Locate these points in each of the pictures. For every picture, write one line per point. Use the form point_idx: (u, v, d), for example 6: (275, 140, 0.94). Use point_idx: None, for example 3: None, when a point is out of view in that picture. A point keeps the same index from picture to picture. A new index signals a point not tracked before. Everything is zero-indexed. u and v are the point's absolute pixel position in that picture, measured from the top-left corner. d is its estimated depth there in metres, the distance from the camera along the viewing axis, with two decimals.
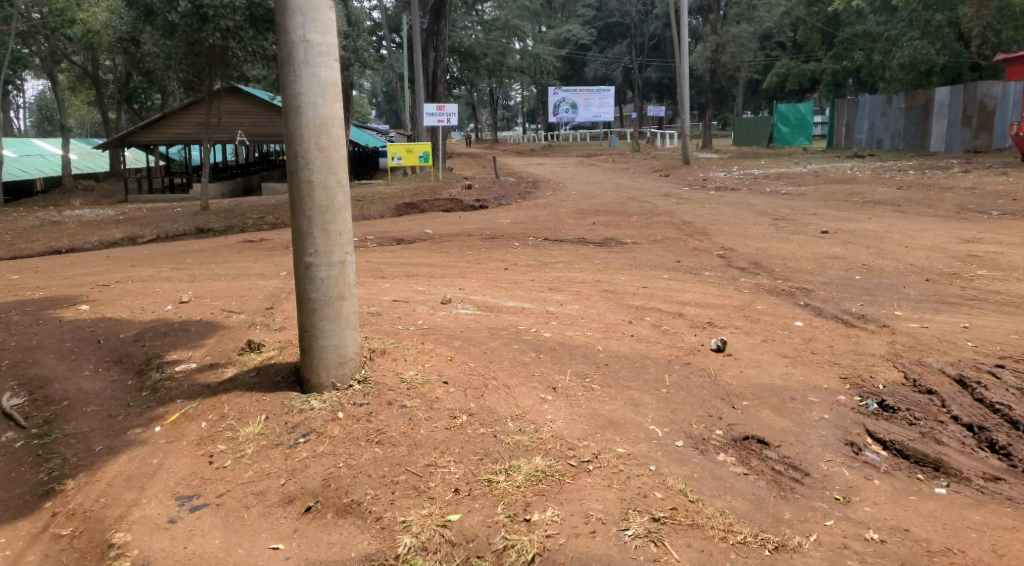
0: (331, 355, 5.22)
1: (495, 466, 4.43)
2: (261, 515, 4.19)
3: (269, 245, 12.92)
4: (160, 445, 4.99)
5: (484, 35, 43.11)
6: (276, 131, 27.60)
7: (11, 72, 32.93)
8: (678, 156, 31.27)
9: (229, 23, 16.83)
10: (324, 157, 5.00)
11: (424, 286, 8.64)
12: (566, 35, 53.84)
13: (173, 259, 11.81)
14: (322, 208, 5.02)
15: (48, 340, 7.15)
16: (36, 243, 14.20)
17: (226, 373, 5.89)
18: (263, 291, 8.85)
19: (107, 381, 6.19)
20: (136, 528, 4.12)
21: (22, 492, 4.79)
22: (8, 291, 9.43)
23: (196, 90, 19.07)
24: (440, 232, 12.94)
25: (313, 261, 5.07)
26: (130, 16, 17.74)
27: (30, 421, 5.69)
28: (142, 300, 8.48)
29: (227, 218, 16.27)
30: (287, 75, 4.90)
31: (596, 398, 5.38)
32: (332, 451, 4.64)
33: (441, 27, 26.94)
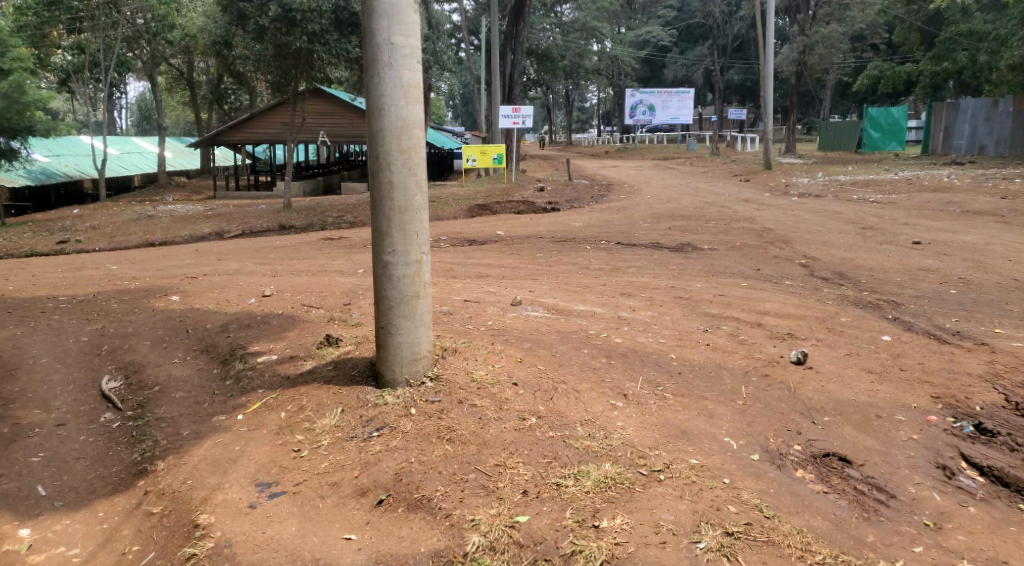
0: (405, 352, 5.33)
1: (564, 470, 4.42)
2: (334, 505, 4.31)
3: (348, 243, 13.30)
4: (242, 433, 5.20)
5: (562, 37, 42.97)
6: (356, 133, 28.35)
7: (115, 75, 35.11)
8: (760, 160, 30.31)
9: (315, 27, 17.44)
10: (405, 159, 5.11)
11: (496, 287, 8.70)
12: (645, 36, 53.18)
13: (258, 253, 12.33)
14: (401, 208, 5.13)
15: (142, 328, 7.58)
16: (134, 236, 15.06)
17: (304, 365, 6.09)
18: (341, 287, 9.10)
19: (194, 369, 6.50)
20: (219, 511, 4.30)
21: (118, 470, 5.10)
22: (107, 281, 10.04)
23: (283, 91, 19.79)
24: (513, 234, 13.00)
25: (390, 260, 5.18)
26: (225, 21, 18.55)
27: (125, 404, 6.04)
28: (228, 293, 8.87)
29: (308, 216, 16.81)
30: (371, 78, 5.02)
31: (669, 407, 5.27)
32: (404, 446, 4.73)
33: (521, 30, 27.03)
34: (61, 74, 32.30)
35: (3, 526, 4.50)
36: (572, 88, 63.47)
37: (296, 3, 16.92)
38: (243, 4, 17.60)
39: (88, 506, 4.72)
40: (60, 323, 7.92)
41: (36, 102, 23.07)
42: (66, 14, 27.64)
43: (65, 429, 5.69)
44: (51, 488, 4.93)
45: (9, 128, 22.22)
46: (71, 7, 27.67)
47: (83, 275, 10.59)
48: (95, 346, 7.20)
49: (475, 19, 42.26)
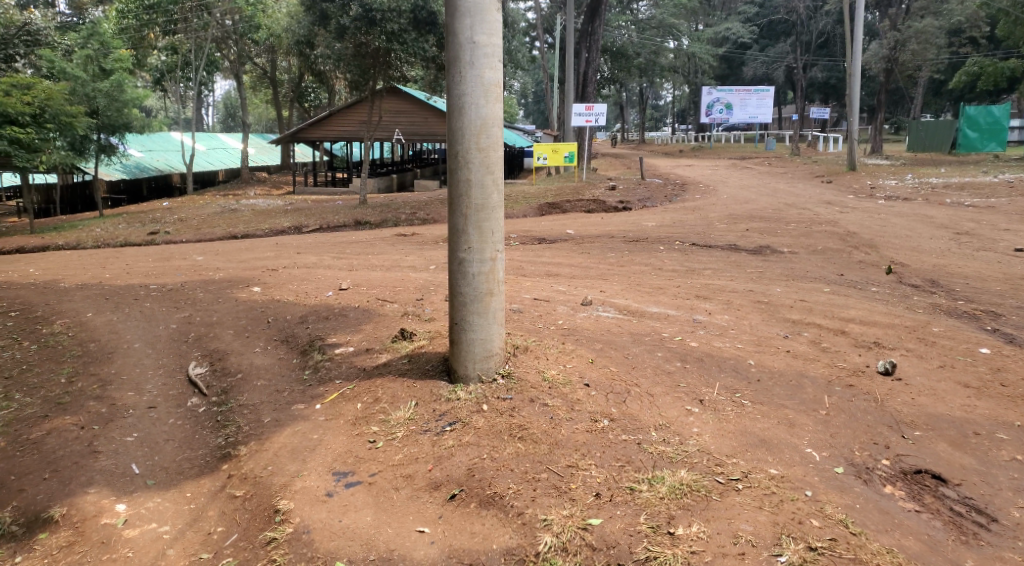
0: (477, 349, 5.37)
1: (638, 474, 4.36)
2: (408, 498, 4.38)
3: (420, 238, 13.51)
4: (320, 422, 5.35)
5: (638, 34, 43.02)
6: (430, 131, 28.75)
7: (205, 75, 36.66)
8: (845, 162, 29.10)
9: (395, 26, 17.78)
10: (483, 157, 5.13)
11: (566, 286, 8.66)
12: (724, 34, 51.96)
13: (335, 248, 12.68)
14: (478, 206, 5.17)
15: (226, 317, 7.90)
16: (218, 228, 15.75)
17: (380, 358, 6.22)
18: (415, 283, 9.25)
19: (275, 358, 6.73)
20: (298, 498, 4.43)
21: (204, 453, 5.33)
22: (194, 271, 10.52)
23: (361, 90, 20.21)
24: (584, 233, 12.92)
25: (466, 257, 5.22)
26: (307, 21, 18.99)
27: (210, 390, 6.30)
28: (307, 285, 9.15)
29: (383, 212, 17.16)
30: (453, 77, 5.07)
31: (747, 415, 5.12)
32: (477, 442, 4.76)
33: (596, 27, 26.76)
34: (155, 74, 34.01)
35: (101, 500, 4.76)
36: (647, 85, 62.42)
37: (376, 3, 17.40)
38: (326, 5, 18.10)
39: (176, 486, 4.95)
40: (152, 311, 8.35)
41: (132, 101, 24.26)
42: (163, 16, 29.29)
43: (156, 411, 6.00)
44: (144, 467, 5.19)
45: (109, 126, 23.32)
46: (168, 9, 29.29)
47: (171, 265, 11.12)
48: (183, 333, 7.55)
49: (550, 17, 42.15)
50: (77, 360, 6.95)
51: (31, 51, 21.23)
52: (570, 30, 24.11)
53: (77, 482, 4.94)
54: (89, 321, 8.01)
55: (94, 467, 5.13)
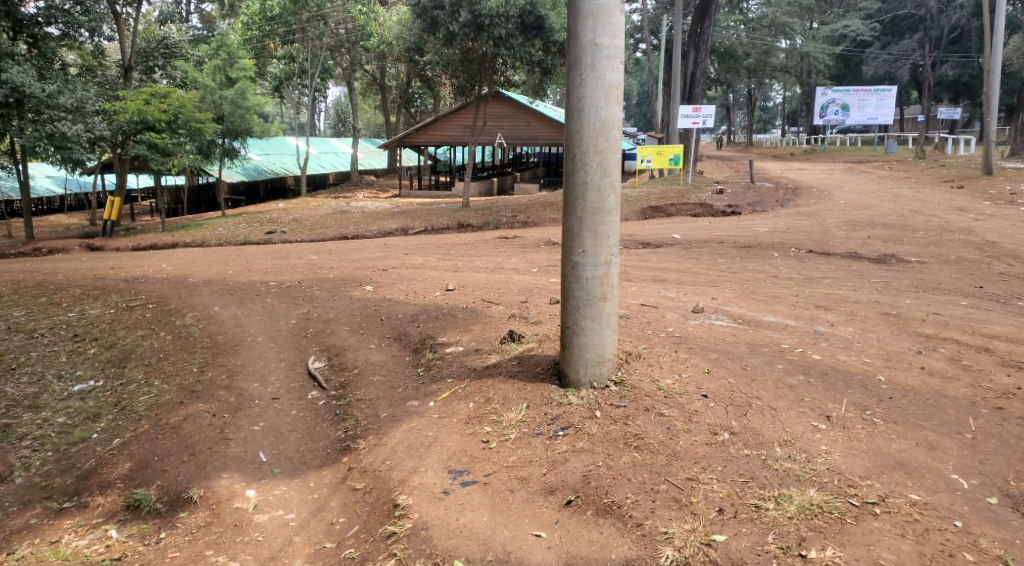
0: (589, 354, 5.28)
1: (764, 491, 4.16)
2: (524, 500, 4.37)
3: (523, 241, 13.60)
4: (434, 419, 5.44)
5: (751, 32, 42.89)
6: (531, 135, 28.89)
7: (321, 83, 38.38)
8: (980, 165, 26.86)
9: (502, 32, 17.98)
10: (601, 160, 5.06)
11: (674, 292, 8.48)
12: (842, 31, 49.30)
13: (441, 250, 12.94)
14: (594, 210, 5.10)
15: (341, 314, 8.22)
16: (330, 229, 16.42)
17: (489, 359, 6.27)
18: (519, 285, 9.30)
19: (389, 355, 6.92)
20: (416, 494, 4.51)
21: (325, 445, 5.53)
22: (310, 269, 11.03)
23: (466, 96, 20.61)
24: (691, 238, 12.61)
25: (580, 260, 5.17)
26: (418, 28, 19.47)
27: (329, 383, 6.54)
28: (415, 285, 9.39)
29: (484, 215, 17.38)
30: (574, 79, 5.03)
31: (880, 435, 4.80)
32: (592, 449, 4.69)
33: (706, 27, 25.95)
34: (274, 81, 36.23)
35: (233, 485, 5.02)
36: (755, 85, 59.82)
37: (485, 9, 17.62)
38: (436, 12, 18.46)
39: (301, 476, 5.17)
40: (273, 305, 8.80)
41: (254, 108, 25.78)
42: (283, 27, 30.78)
43: (279, 402, 6.30)
44: (270, 455, 5.45)
45: (234, 131, 24.94)
46: (288, 21, 30.70)
47: (289, 264, 11.69)
48: (302, 328, 7.90)
49: (656, 18, 41.29)
50: (208, 351, 7.40)
51: (167, 63, 23.31)
52: (680, 32, 23.38)
53: (211, 466, 5.23)
54: (217, 314, 8.53)
55: (226, 453, 5.42)
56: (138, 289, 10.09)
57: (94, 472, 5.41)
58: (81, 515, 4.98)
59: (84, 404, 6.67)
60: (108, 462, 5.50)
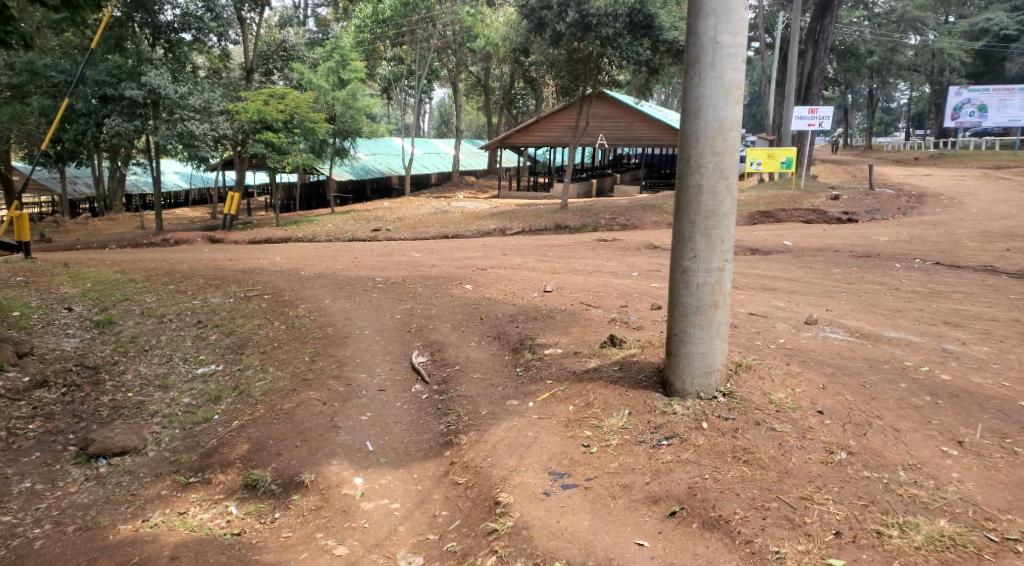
0: (698, 363, 5.12)
1: (886, 517, 3.90)
2: (626, 508, 4.29)
3: (623, 245, 13.44)
4: (534, 419, 5.45)
5: (874, 30, 40.62)
6: (633, 136, 28.50)
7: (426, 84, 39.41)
8: None
9: (610, 31, 17.83)
10: (717, 162, 4.90)
11: (785, 302, 8.12)
12: (980, 26, 45.52)
13: (540, 251, 12.99)
14: (707, 213, 4.94)
15: (443, 311, 8.38)
16: (432, 228, 16.83)
17: (589, 363, 6.21)
18: (619, 289, 9.17)
19: (489, 353, 6.99)
20: (517, 493, 4.52)
21: (428, 438, 5.66)
22: (413, 266, 11.33)
23: (570, 96, 20.58)
24: (803, 245, 12.06)
25: (691, 265, 5.03)
26: (525, 28, 19.60)
27: (432, 378, 6.68)
28: (515, 285, 9.46)
29: (583, 216, 17.32)
30: (692, 77, 4.89)
31: (1021, 466, 4.40)
32: (697, 460, 4.55)
33: (827, 24, 24.64)
34: (383, 82, 37.56)
35: (342, 471, 5.22)
36: (876, 85, 56.39)
37: (593, 8, 17.51)
38: (544, 12, 18.53)
39: (405, 466, 5.30)
40: (379, 300, 9.10)
41: (363, 109, 26.81)
42: (394, 30, 31.87)
43: (385, 393, 6.48)
44: (376, 445, 5.61)
45: (344, 132, 26.24)
46: (398, 23, 31.71)
47: (394, 260, 12.08)
48: (406, 323, 8.11)
49: (770, 16, 39.69)
50: (318, 341, 7.73)
51: (285, 65, 23.89)
52: (798, 29, 22.29)
53: (322, 452, 5.46)
54: (327, 306, 8.91)
55: (336, 440, 5.64)
56: (255, 280, 10.70)
57: (216, 450, 5.76)
58: (204, 490, 5.32)
59: (206, 386, 7.12)
60: (228, 442, 5.84)
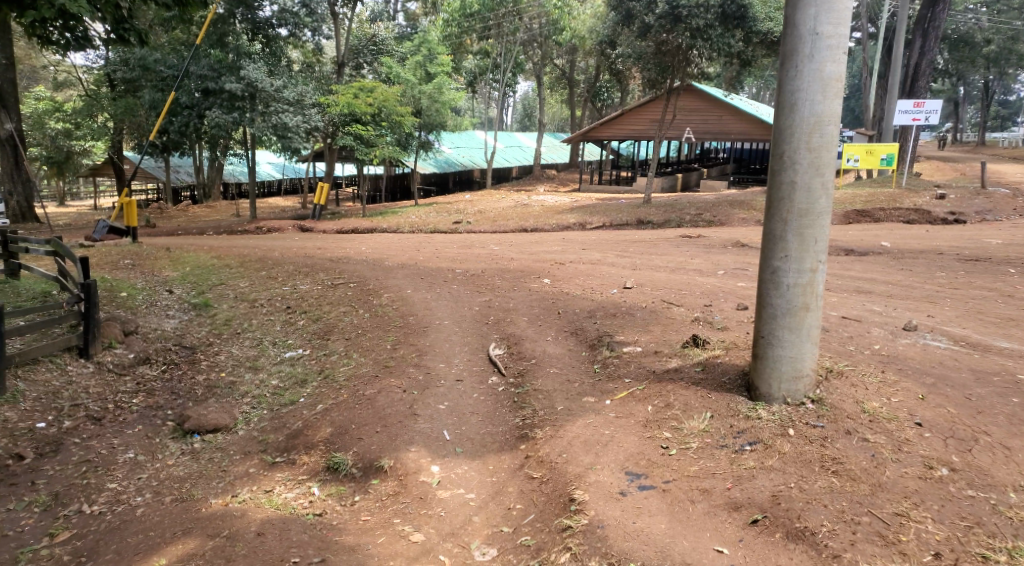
0: (785, 368, 4.91)
1: (993, 541, 3.63)
2: (706, 513, 4.15)
3: (708, 241, 13.07)
4: (612, 418, 5.36)
5: (991, 17, 37.74)
6: (722, 130, 27.67)
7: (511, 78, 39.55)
8: None
9: (701, 22, 17.33)
10: (813, 158, 4.67)
11: (881, 306, 7.68)
12: None
13: (621, 246, 12.80)
14: (801, 211, 4.71)
15: (521, 305, 8.39)
16: (512, 221, 16.88)
17: (670, 362, 6.06)
18: (703, 287, 8.92)
19: (566, 349, 6.94)
20: (593, 491, 4.46)
21: (504, 430, 5.67)
22: (492, 259, 11.39)
23: (656, 89, 20.15)
24: (903, 247, 11.37)
25: (781, 266, 4.81)
26: (612, 20, 19.32)
27: (508, 370, 6.70)
28: (594, 281, 9.35)
29: (666, 212, 16.94)
30: (788, 70, 4.66)
31: None
32: (782, 468, 4.37)
33: (939, 12, 23.04)
34: (469, 76, 37.92)
35: (420, 459, 5.31)
36: (992, 76, 52.38)
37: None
38: (632, 4, 18.21)
39: (481, 457, 5.35)
40: (458, 292, 9.21)
41: (448, 102, 27.15)
42: (481, 23, 32.17)
43: (462, 384, 6.54)
44: (453, 434, 5.68)
45: (429, 125, 26.67)
46: (485, 17, 31.95)
47: (474, 253, 12.19)
48: (484, 315, 8.18)
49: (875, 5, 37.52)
50: (399, 330, 7.90)
51: (375, 59, 24.46)
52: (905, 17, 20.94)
53: (401, 439, 5.57)
54: (408, 296, 9.08)
55: (415, 428, 5.74)
56: (341, 268, 11.05)
57: (301, 433, 5.97)
58: (289, 470, 5.53)
59: (294, 369, 7.42)
60: (312, 425, 6.04)
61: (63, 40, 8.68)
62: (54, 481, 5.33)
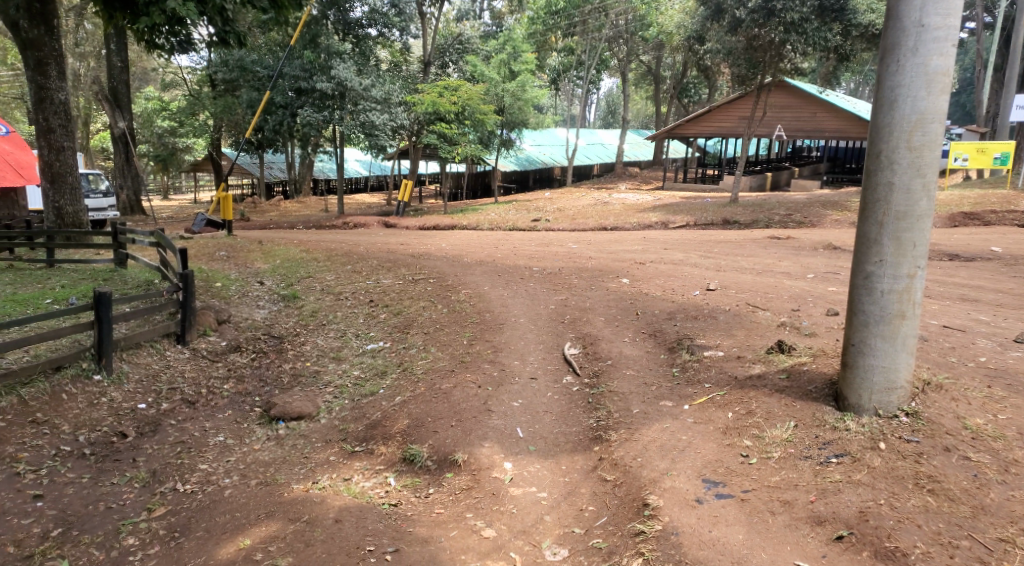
0: (878, 378, 4.63)
1: None
2: (786, 526, 3.98)
3: (797, 243, 12.54)
4: (689, 423, 5.22)
5: None
6: (816, 128, 26.50)
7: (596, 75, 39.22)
8: None
9: (796, 16, 16.63)
10: (914, 158, 4.38)
11: (989, 316, 7.14)
12: None
13: (704, 246, 12.46)
14: (899, 214, 4.44)
15: (598, 304, 8.31)
16: (592, 219, 16.74)
17: (753, 369, 5.85)
18: (790, 291, 8.56)
19: (644, 351, 6.82)
20: (668, 497, 4.36)
21: (578, 431, 5.63)
22: (572, 258, 11.32)
23: (746, 85, 19.52)
24: (1017, 253, 10.54)
25: (876, 271, 4.55)
26: (702, 16, 18.86)
27: (583, 371, 6.65)
28: (675, 282, 9.13)
29: (753, 212, 16.38)
30: (889, 65, 4.40)
31: None
32: (872, 483, 4.14)
33: None
34: (553, 74, 37.83)
35: (493, 455, 5.35)
36: None
37: None
38: None
39: (554, 457, 5.32)
40: (535, 290, 9.21)
41: (532, 99, 27.19)
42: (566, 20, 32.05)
43: (537, 382, 6.53)
44: (527, 432, 5.68)
45: (512, 123, 26.82)
46: (571, 14, 31.82)
47: (553, 251, 12.14)
48: (560, 314, 8.15)
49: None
50: (476, 326, 7.98)
51: (460, 58, 24.82)
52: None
53: (475, 434, 5.61)
54: (486, 293, 9.15)
55: (489, 424, 5.78)
56: (422, 264, 11.25)
57: (380, 424, 6.12)
58: (367, 460, 5.68)
59: (374, 361, 7.61)
60: (390, 416, 6.19)
61: (169, 45, 9.25)
62: (152, 460, 5.68)
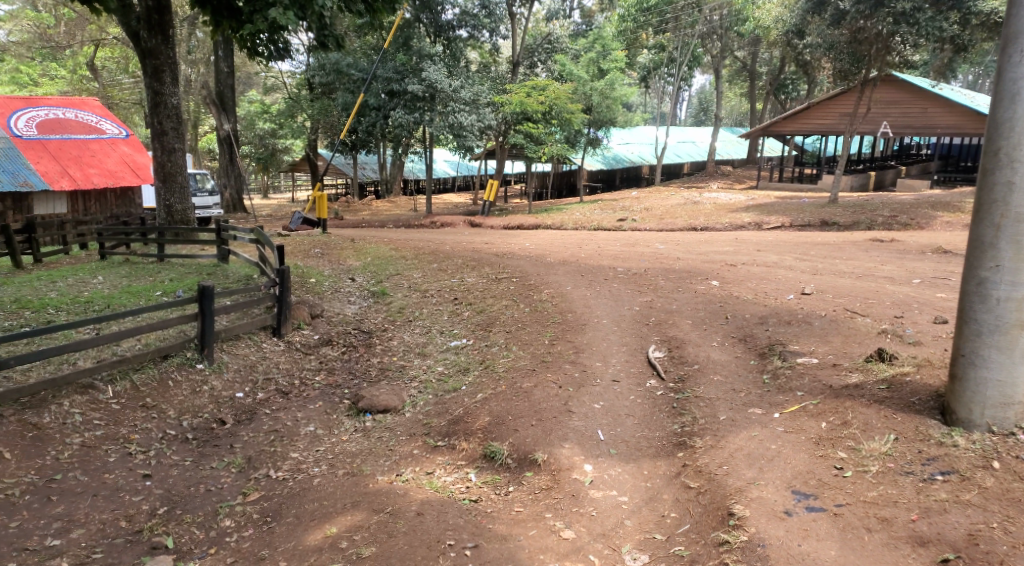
0: (991, 392, 4.28)
1: None
2: (884, 544, 3.75)
3: (902, 246, 11.79)
4: (780, 432, 5.01)
5: None
6: (926, 124, 24.87)
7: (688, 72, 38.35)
8: None
9: (906, 6, 15.66)
10: None
11: None
12: None
13: (799, 249, 11.93)
14: (1020, 215, 4.09)
15: (684, 307, 8.11)
16: (680, 219, 16.36)
17: (850, 378, 5.54)
18: (893, 297, 8.05)
19: (732, 356, 6.59)
20: (754, 507, 4.19)
21: (661, 435, 5.52)
22: (659, 259, 11.10)
23: (848, 80, 18.61)
24: None
25: (991, 277, 4.21)
26: (801, 10, 18.25)
27: (667, 375, 6.49)
28: (767, 285, 8.78)
29: (854, 213, 15.53)
30: (1010, 55, 4.06)
31: None
32: (983, 505, 3.83)
33: None
34: (643, 72, 37.28)
35: (573, 456, 5.32)
36: None
37: None
38: None
39: (635, 461, 5.23)
40: (619, 291, 9.08)
41: (620, 98, 26.89)
42: (658, 17, 31.49)
43: (619, 385, 6.44)
44: (608, 435, 5.61)
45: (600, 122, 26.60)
46: (662, 10, 31.25)
47: (640, 251, 11.94)
48: (644, 316, 8.00)
49: None
50: (558, 326, 7.95)
51: (549, 57, 24.83)
52: None
53: (555, 435, 5.60)
54: (569, 293, 9.11)
55: (569, 425, 5.74)
56: (505, 263, 11.32)
57: (462, 420, 6.20)
58: (449, 455, 5.77)
59: (458, 358, 7.72)
60: (472, 413, 6.26)
61: (271, 52, 9.74)
62: (248, 446, 5.99)
